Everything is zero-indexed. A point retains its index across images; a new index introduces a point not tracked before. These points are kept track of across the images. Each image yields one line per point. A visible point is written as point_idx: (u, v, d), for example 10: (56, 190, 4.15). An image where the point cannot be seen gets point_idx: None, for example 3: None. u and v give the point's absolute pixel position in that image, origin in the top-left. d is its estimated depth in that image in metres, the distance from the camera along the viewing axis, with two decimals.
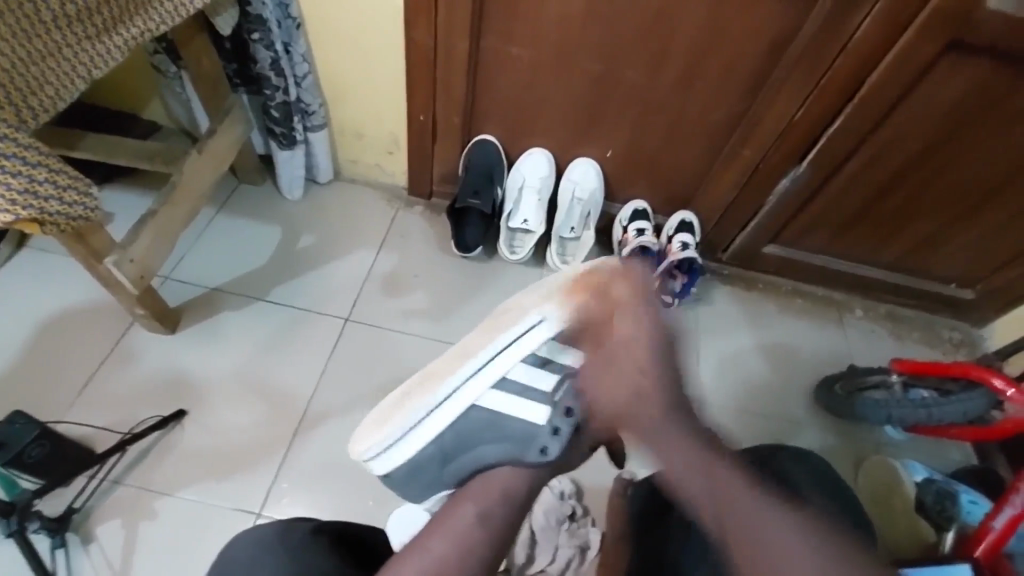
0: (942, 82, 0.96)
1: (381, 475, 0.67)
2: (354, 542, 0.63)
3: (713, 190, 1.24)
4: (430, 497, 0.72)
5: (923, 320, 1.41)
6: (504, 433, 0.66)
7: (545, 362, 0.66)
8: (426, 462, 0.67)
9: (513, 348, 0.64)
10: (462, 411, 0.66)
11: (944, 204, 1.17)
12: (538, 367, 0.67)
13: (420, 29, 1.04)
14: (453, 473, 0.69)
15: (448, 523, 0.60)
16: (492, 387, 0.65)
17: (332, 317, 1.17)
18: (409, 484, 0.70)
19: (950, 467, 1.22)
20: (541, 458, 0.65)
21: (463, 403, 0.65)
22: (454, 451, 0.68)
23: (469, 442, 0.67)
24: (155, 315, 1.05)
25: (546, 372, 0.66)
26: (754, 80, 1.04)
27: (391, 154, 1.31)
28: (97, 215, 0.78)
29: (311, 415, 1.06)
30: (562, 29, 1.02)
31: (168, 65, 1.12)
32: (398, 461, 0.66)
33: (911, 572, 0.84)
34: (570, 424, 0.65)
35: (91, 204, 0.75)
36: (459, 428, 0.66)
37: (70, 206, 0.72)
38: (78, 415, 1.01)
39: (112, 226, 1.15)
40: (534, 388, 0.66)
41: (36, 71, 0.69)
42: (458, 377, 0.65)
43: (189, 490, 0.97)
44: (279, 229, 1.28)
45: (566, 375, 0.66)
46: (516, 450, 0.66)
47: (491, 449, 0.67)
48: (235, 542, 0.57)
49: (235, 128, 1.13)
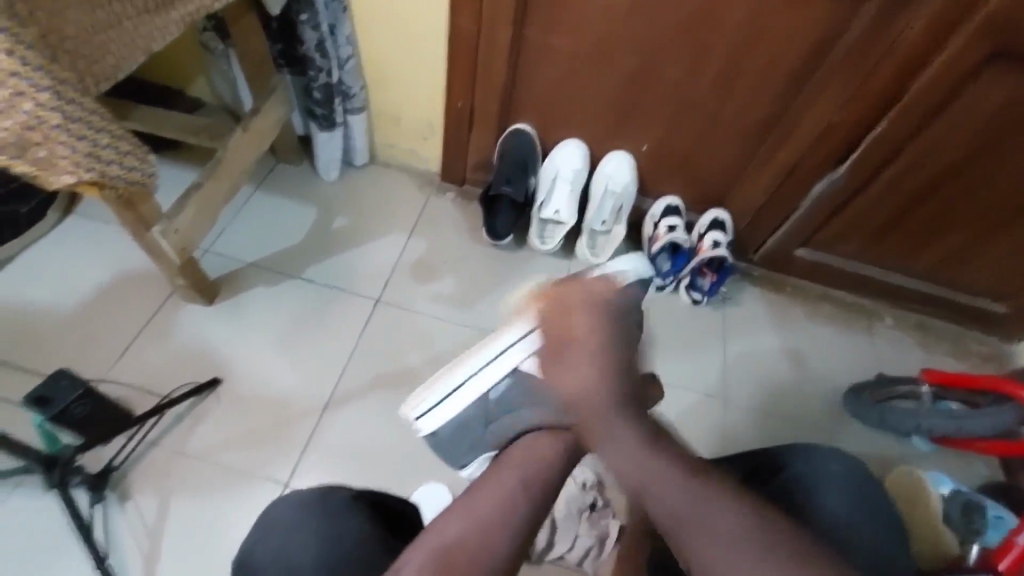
0: (991, 88, 0.93)
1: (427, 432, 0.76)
2: (390, 510, 0.65)
3: (747, 189, 1.23)
4: (472, 459, 0.75)
5: (956, 333, 1.38)
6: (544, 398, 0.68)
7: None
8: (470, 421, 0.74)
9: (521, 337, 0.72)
10: (505, 376, 0.72)
11: (983, 214, 1.14)
12: None
13: (464, 15, 1.04)
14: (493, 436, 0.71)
15: (492, 483, 0.59)
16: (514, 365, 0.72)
17: (362, 297, 1.19)
18: (455, 443, 0.76)
19: (977, 483, 1.19)
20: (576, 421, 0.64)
21: (490, 375, 0.73)
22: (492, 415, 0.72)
23: (506, 406, 0.71)
24: (194, 287, 1.08)
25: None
26: (797, 78, 1.02)
27: (426, 140, 1.33)
28: (150, 182, 0.81)
29: (339, 391, 1.08)
30: (604, 20, 1.02)
31: (216, 42, 1.16)
32: (442, 417, 0.75)
33: None
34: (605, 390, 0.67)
35: (147, 171, 0.79)
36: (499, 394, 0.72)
37: (130, 171, 0.76)
38: (118, 376, 1.04)
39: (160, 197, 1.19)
40: None
41: (100, 41, 0.72)
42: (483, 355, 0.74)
43: (221, 458, 1.00)
44: (315, 209, 1.30)
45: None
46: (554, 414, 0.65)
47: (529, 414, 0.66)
48: (281, 500, 0.60)
49: (276, 107, 1.16)
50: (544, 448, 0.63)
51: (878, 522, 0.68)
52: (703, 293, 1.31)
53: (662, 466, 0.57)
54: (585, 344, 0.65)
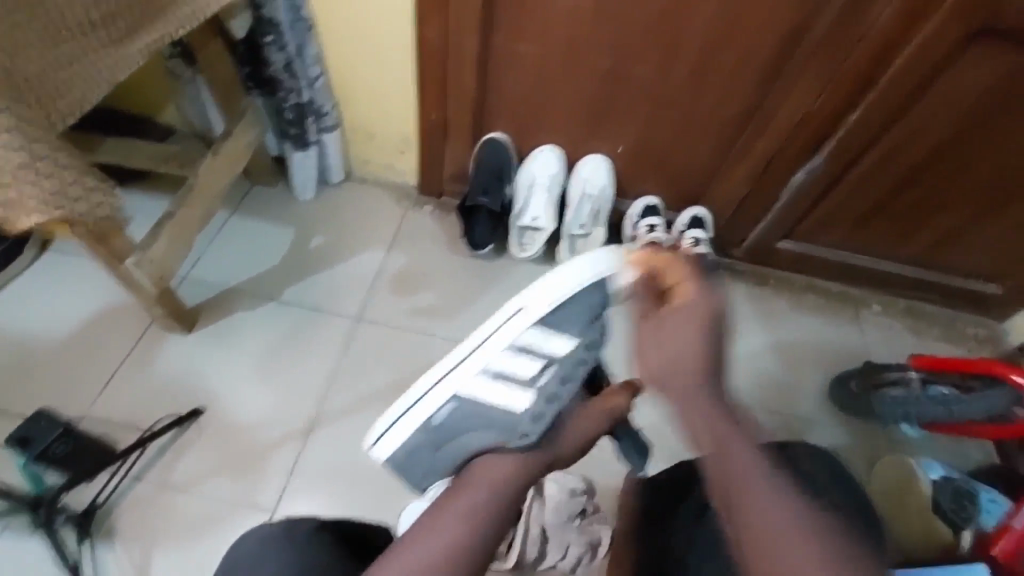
0: (965, 70, 0.93)
1: (386, 455, 0.75)
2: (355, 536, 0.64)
3: (725, 184, 1.23)
4: (431, 482, 0.76)
5: (944, 316, 1.38)
6: (487, 420, 0.71)
7: (525, 350, 0.74)
8: (422, 443, 0.74)
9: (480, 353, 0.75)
10: (447, 402, 0.74)
11: (967, 196, 1.14)
12: (521, 354, 0.74)
13: (430, 27, 1.04)
14: (450, 456, 0.73)
15: (448, 514, 0.59)
16: (474, 378, 0.75)
17: (345, 316, 1.19)
18: (412, 467, 0.76)
19: (969, 466, 1.20)
20: (521, 443, 0.66)
21: (448, 390, 0.75)
22: (447, 434, 0.74)
23: (452, 431, 0.73)
24: (173, 315, 1.07)
25: (528, 358, 0.74)
26: (769, 71, 1.02)
27: (402, 154, 1.32)
28: (122, 216, 0.81)
29: (324, 412, 1.08)
30: (572, 25, 1.01)
31: (183, 69, 1.14)
32: (398, 439, 0.75)
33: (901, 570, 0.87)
34: (548, 405, 0.70)
35: (115, 205, 0.78)
36: (442, 420, 0.74)
37: (97, 207, 0.75)
38: (100, 411, 1.03)
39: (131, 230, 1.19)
40: (518, 374, 0.73)
41: (61, 76, 0.71)
42: (444, 371, 0.77)
43: (208, 487, 0.99)
44: (293, 230, 1.29)
45: (549, 363, 0.73)
46: (500, 436, 0.68)
47: (478, 435, 0.70)
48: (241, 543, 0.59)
49: (250, 130, 1.15)
50: (499, 468, 0.64)
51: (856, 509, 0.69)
52: None
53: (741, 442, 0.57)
54: (687, 325, 0.62)
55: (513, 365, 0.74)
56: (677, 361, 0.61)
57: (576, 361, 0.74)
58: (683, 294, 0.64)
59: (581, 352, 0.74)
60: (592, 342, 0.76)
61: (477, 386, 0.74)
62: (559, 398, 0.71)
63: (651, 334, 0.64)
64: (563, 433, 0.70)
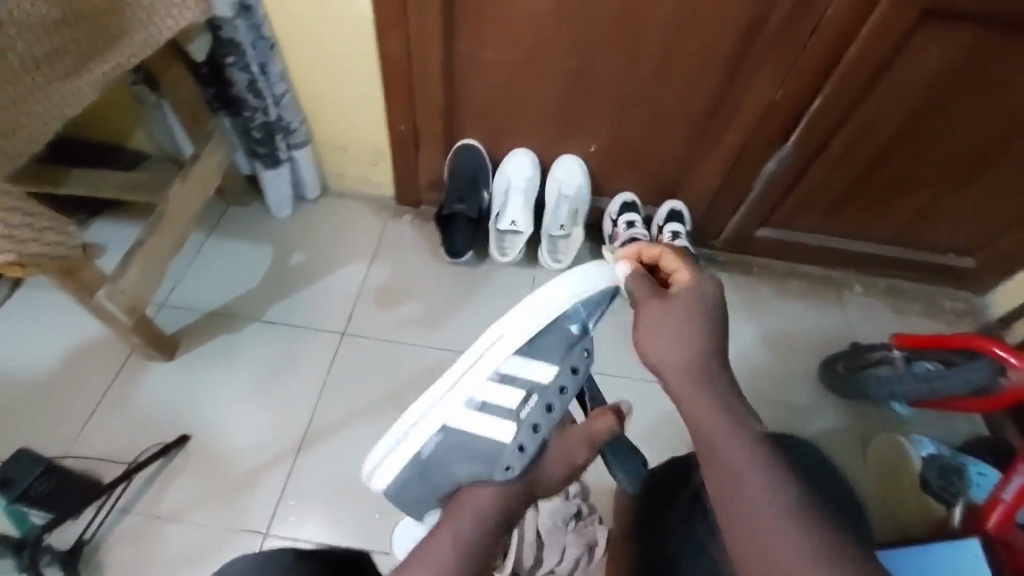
0: (923, 50, 0.94)
1: (377, 490, 0.71)
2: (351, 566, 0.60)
3: (699, 176, 1.24)
4: (426, 510, 0.75)
5: (925, 292, 1.40)
6: (473, 454, 0.69)
7: (508, 378, 0.71)
8: (410, 478, 0.71)
9: (461, 384, 0.71)
10: (432, 436, 0.70)
11: (936, 173, 1.15)
12: (503, 382, 0.71)
13: (392, 39, 1.04)
14: (439, 489, 0.71)
15: (435, 544, 0.59)
16: (459, 409, 0.71)
17: (328, 333, 1.18)
18: (402, 500, 0.74)
19: (958, 440, 1.21)
20: (505, 476, 0.66)
21: (432, 423, 0.71)
22: (435, 468, 0.71)
23: (439, 465, 0.71)
24: (152, 344, 1.06)
25: (512, 388, 0.71)
26: (731, 62, 1.02)
27: (376, 166, 1.32)
28: (78, 253, 0.81)
29: (312, 430, 1.07)
30: (533, 28, 1.01)
31: (147, 95, 1.12)
32: (386, 476, 0.71)
33: (884, 553, 0.88)
34: (533, 436, 0.68)
35: (71, 244, 0.78)
36: (429, 455, 0.71)
37: (52, 247, 0.75)
38: (83, 446, 1.02)
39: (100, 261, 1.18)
40: (502, 404, 0.70)
41: (9, 117, 0.71)
42: (426, 402, 0.72)
43: (197, 515, 0.98)
44: (271, 248, 1.28)
45: (533, 390, 0.70)
46: (483, 469, 0.67)
47: (463, 469, 0.69)
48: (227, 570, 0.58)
49: (218, 151, 1.14)
50: (482, 499, 0.65)
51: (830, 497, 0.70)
52: None
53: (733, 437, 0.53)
54: (688, 316, 0.60)
55: (497, 395, 0.70)
56: (682, 350, 0.58)
57: (560, 387, 0.70)
58: (683, 282, 0.63)
59: (564, 378, 0.71)
60: (578, 365, 0.71)
61: (457, 421, 0.70)
62: (544, 427, 0.69)
63: (651, 321, 0.61)
64: (545, 463, 0.69)
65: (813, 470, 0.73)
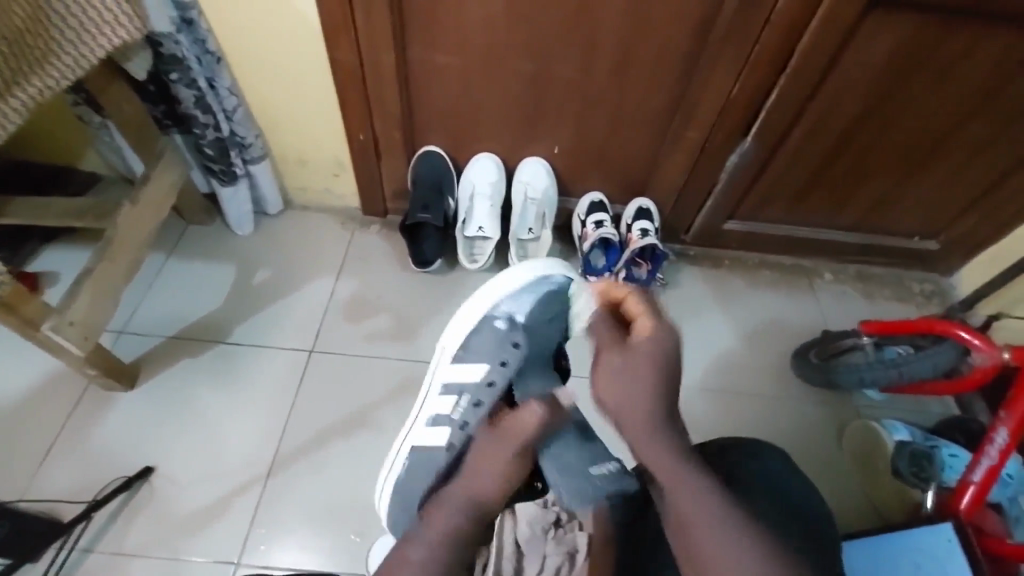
0: (872, 41, 0.94)
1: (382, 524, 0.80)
2: None
3: (664, 173, 1.23)
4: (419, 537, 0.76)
5: (892, 276, 1.42)
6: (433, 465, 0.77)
7: (453, 389, 0.84)
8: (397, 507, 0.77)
9: (424, 408, 0.86)
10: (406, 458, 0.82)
11: (895, 159, 1.16)
12: (447, 392, 0.84)
13: (342, 49, 1.01)
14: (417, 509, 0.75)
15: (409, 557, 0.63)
16: (422, 428, 0.84)
17: (295, 351, 1.15)
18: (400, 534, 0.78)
19: (932, 421, 1.22)
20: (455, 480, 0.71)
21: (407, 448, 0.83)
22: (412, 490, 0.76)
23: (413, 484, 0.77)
24: (110, 374, 1.02)
25: (454, 394, 0.83)
26: (687, 58, 1.02)
27: (338, 177, 1.29)
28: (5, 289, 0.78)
29: (283, 452, 1.04)
30: (486, 32, 0.99)
31: (92, 115, 1.08)
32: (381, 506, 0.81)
33: (849, 545, 0.94)
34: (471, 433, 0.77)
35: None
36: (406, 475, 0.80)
37: None
38: (41, 484, 0.98)
39: (46, 294, 1.14)
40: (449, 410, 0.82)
41: None
42: (406, 432, 0.87)
43: (166, 549, 0.95)
44: (233, 267, 1.25)
45: (469, 390, 0.82)
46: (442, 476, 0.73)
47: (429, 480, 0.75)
48: None
49: (172, 169, 1.11)
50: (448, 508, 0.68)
51: (792, 496, 0.70)
52: (641, 282, 1.30)
53: (693, 476, 0.62)
54: (646, 371, 0.67)
55: (445, 405, 0.83)
56: (635, 396, 0.67)
57: (488, 382, 0.81)
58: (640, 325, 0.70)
59: (494, 373, 0.82)
60: (506, 358, 0.81)
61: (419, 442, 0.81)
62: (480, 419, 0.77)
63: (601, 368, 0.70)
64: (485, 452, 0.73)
65: (780, 471, 0.73)
